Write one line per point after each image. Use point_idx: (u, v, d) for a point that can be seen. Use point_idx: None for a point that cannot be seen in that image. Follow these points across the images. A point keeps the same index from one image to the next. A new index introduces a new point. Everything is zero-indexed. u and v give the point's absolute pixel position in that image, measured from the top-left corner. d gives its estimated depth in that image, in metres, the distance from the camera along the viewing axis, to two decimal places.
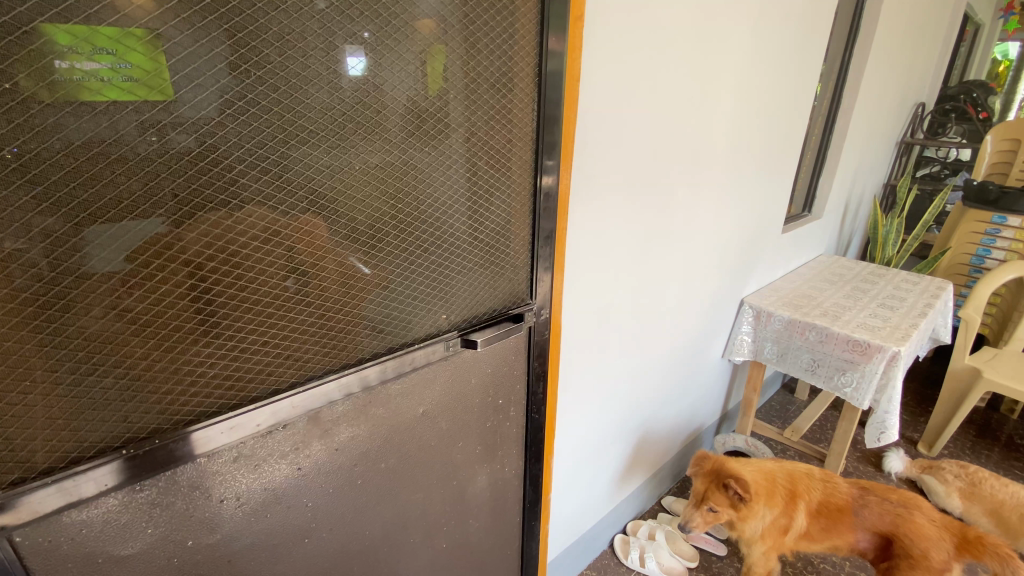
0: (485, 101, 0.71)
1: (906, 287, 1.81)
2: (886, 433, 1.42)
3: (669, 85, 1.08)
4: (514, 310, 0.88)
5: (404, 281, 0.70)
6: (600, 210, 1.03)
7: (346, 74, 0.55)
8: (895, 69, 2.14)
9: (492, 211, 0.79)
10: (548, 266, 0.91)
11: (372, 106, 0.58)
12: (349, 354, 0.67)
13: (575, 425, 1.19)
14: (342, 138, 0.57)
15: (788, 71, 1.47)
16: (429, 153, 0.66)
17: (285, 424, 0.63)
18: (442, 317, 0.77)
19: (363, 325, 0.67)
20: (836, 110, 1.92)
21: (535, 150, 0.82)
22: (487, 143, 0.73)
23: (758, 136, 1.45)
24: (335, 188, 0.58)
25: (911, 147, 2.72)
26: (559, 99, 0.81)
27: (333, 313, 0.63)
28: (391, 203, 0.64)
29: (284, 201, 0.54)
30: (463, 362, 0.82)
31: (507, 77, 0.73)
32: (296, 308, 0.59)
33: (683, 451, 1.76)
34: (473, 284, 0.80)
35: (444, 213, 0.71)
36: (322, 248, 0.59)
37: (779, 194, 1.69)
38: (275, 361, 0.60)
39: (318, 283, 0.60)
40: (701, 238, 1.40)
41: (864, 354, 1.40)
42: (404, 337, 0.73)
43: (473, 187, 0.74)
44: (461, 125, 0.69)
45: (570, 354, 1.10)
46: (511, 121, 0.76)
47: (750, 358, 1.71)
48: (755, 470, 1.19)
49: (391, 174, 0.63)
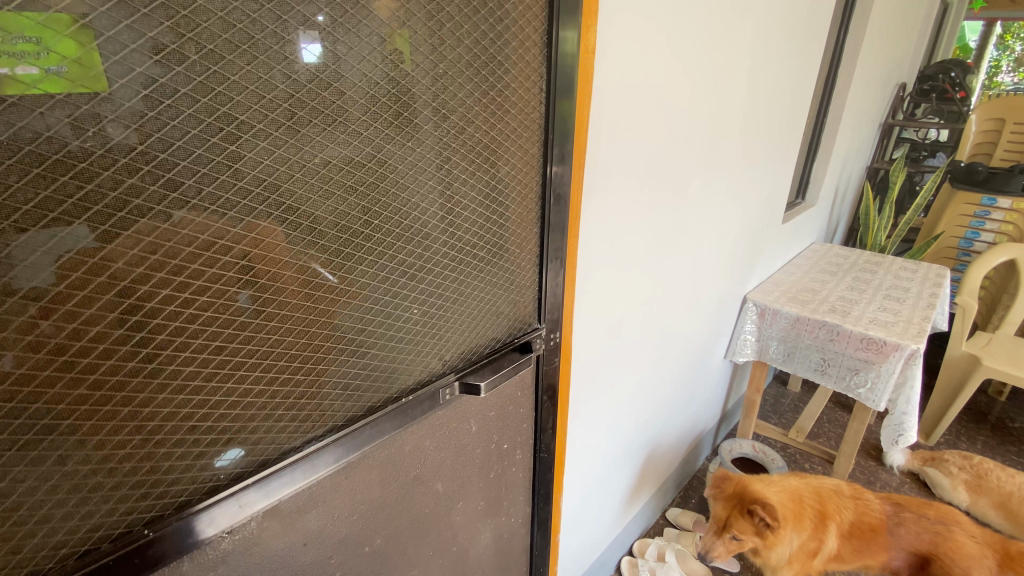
0: (477, 81, 0.55)
1: (906, 275, 1.75)
2: (905, 436, 1.34)
3: (687, 65, 0.94)
4: (521, 338, 0.73)
5: (386, 318, 0.53)
6: (612, 210, 0.89)
7: (297, 53, 0.39)
8: (886, 49, 2.06)
9: (488, 224, 0.63)
10: (558, 284, 0.77)
11: (332, 88, 0.42)
12: (318, 422, 0.51)
13: (583, 451, 1.07)
14: (294, 132, 0.40)
15: (798, 50, 1.36)
16: (411, 152, 0.50)
17: (230, 528, 0.46)
18: (432, 359, 0.61)
19: (336, 380, 0.51)
20: (830, 92, 1.83)
21: (541, 143, 0.67)
22: (480, 134, 0.57)
23: (767, 120, 1.34)
24: (286, 204, 0.41)
25: (891, 129, 2.67)
26: (570, 79, 0.66)
27: (294, 373, 0.46)
28: (366, 218, 0.48)
29: (209, 228, 0.37)
30: (463, 405, 0.68)
31: (508, 48, 0.57)
32: (240, 373, 0.43)
33: (686, 458, 1.66)
34: (469, 315, 0.64)
35: (432, 228, 0.55)
36: (273, 288, 0.42)
37: (782, 183, 1.58)
38: (214, 448, 0.43)
39: (270, 335, 0.43)
40: (711, 234, 1.28)
41: (880, 352, 1.32)
42: (389, 390, 0.57)
43: (466, 193, 0.58)
44: (450, 116, 0.53)
45: (579, 376, 0.96)
46: (512, 105, 0.60)
47: (753, 358, 1.62)
48: (781, 491, 1.05)
49: (364, 180, 0.46)
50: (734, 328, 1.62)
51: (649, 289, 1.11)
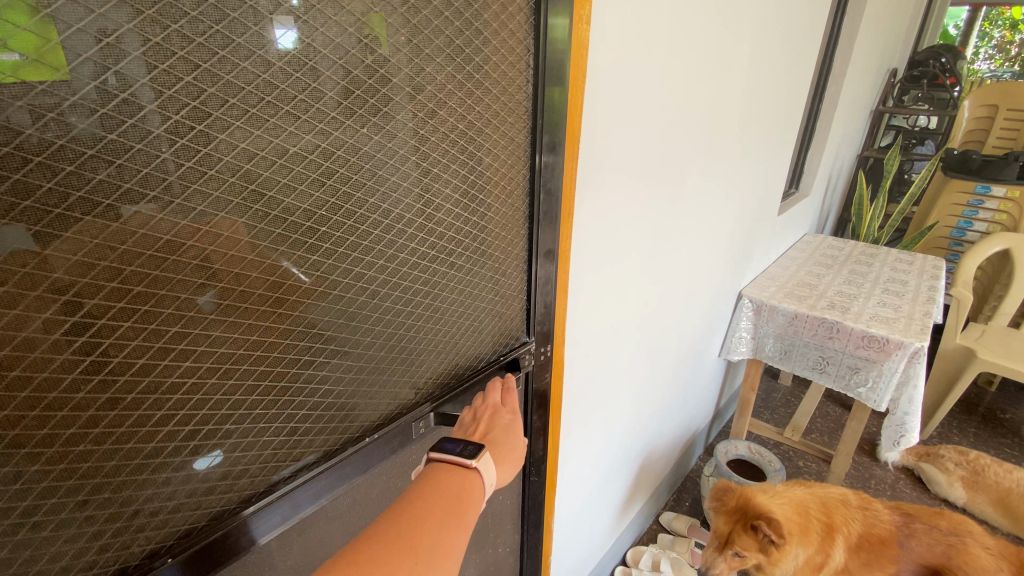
0: (452, 57, 0.46)
1: (902, 268, 1.70)
2: (907, 437, 1.30)
3: (689, 42, 0.85)
4: (508, 354, 0.66)
5: (344, 346, 0.44)
6: (607, 204, 0.80)
7: (271, 35, 0.33)
8: (881, 33, 1.99)
9: (467, 231, 0.54)
10: (548, 292, 0.69)
11: (256, 60, 0.33)
12: (276, 464, 0.43)
13: (576, 468, 1.00)
14: (202, 115, 0.31)
15: (799, 30, 1.27)
16: (371, 141, 0.41)
17: (236, 556, 0.43)
18: (403, 388, 0.53)
19: (280, 425, 0.42)
20: (826, 77, 1.76)
21: (527, 131, 0.58)
22: (458, 121, 0.48)
23: (767, 104, 1.26)
24: (195, 210, 0.32)
25: (881, 116, 2.61)
26: (564, 59, 0.56)
27: (222, 422, 0.38)
28: (312, 225, 0.39)
29: (80, 248, 0.29)
30: (439, 430, 0.60)
31: (486, 12, 0.47)
32: (148, 428, 0.34)
33: (680, 460, 1.60)
34: (448, 336, 0.56)
35: (400, 235, 0.46)
36: (186, 319, 0.34)
37: (778, 173, 1.51)
38: (113, 528, 0.35)
39: (188, 378, 0.35)
40: (707, 229, 1.21)
41: (882, 351, 1.26)
42: (349, 430, 0.48)
43: (438, 197, 0.49)
44: (417, 98, 0.44)
45: (571, 388, 0.89)
46: (494, 84, 0.51)
47: (749, 355, 1.56)
48: (785, 502, 0.98)
49: (305, 177, 0.37)
50: (729, 324, 1.56)
51: (645, 290, 1.04)
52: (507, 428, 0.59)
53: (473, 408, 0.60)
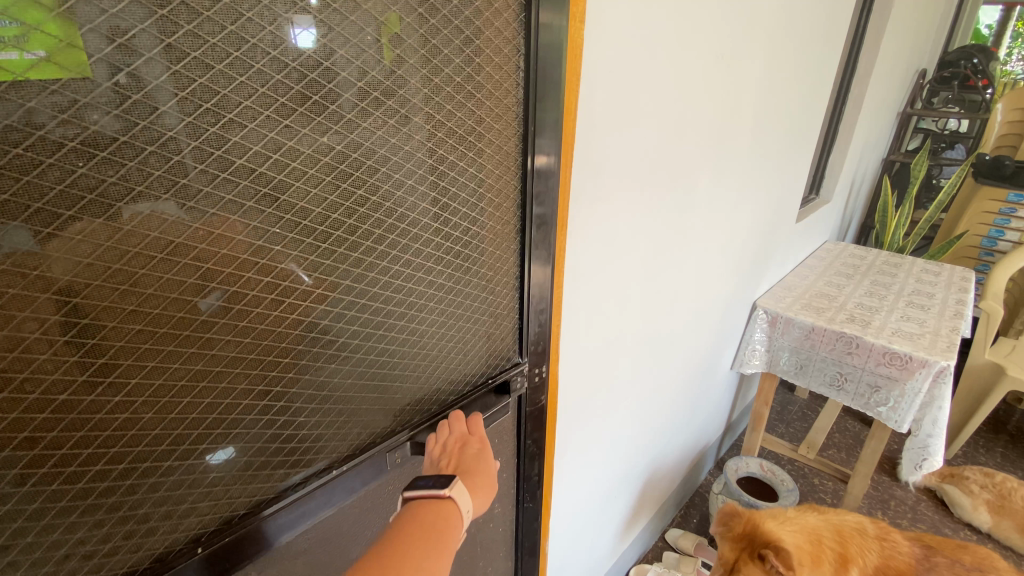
0: (433, 61, 0.43)
1: (928, 280, 1.62)
2: (929, 460, 1.22)
3: (697, 44, 0.81)
4: (497, 378, 0.62)
5: (307, 373, 0.41)
6: (606, 214, 0.76)
7: (286, 32, 0.33)
8: (908, 32, 1.91)
9: (449, 245, 0.51)
10: (541, 311, 0.65)
11: (191, 61, 0.30)
12: (281, 465, 0.43)
13: (575, 485, 0.96)
14: (126, 125, 0.28)
15: (820, 30, 1.22)
16: (333, 151, 0.37)
17: (257, 554, 0.43)
18: (382, 414, 0.50)
19: (234, 458, 0.39)
20: (850, 77, 1.69)
21: (518, 137, 0.54)
22: (436, 131, 0.45)
23: (784, 107, 1.20)
24: (113, 230, 0.29)
25: (908, 119, 2.51)
26: (558, 61, 0.53)
27: (197, 443, 0.36)
28: (265, 243, 0.36)
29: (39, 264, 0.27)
30: (416, 459, 0.57)
31: (470, 12, 0.44)
32: (146, 437, 0.34)
33: (688, 476, 1.55)
34: (428, 358, 0.53)
35: (370, 252, 0.43)
36: (137, 333, 0.31)
37: (796, 178, 1.45)
38: (103, 533, 0.34)
39: (120, 414, 0.32)
40: (718, 239, 1.16)
41: (903, 369, 1.19)
42: (324, 455, 0.46)
43: (414, 211, 0.45)
44: (387, 103, 0.40)
45: (567, 406, 0.85)
46: (480, 89, 0.48)
47: (762, 369, 1.50)
48: (797, 531, 0.93)
49: (254, 192, 0.34)
50: (742, 335, 1.50)
51: (650, 302, 1.00)
52: (477, 457, 0.55)
53: (443, 432, 0.56)
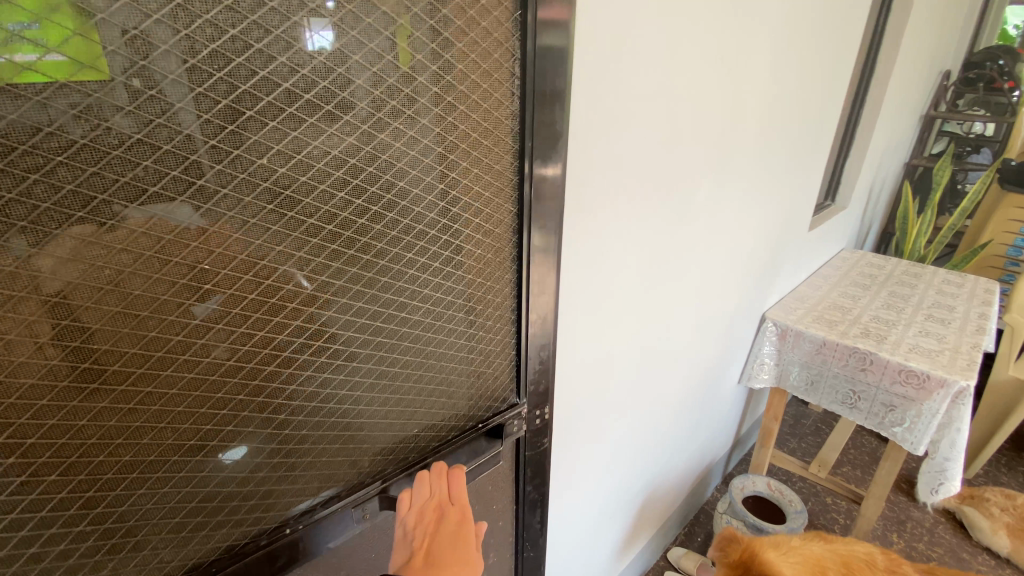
0: (409, 71, 0.41)
1: (949, 291, 1.55)
2: (946, 485, 1.16)
3: (700, 50, 0.77)
4: (491, 423, 0.62)
5: (236, 432, 0.39)
6: (602, 224, 0.73)
7: (302, 37, 0.34)
8: (931, 32, 1.83)
9: (415, 287, 0.48)
10: (543, 346, 0.66)
11: (84, 73, 0.27)
12: (273, 471, 0.43)
13: (573, 498, 0.94)
14: (9, 148, 0.26)
15: (833, 31, 1.17)
16: (274, 175, 0.35)
17: (307, 558, 0.48)
18: (373, 448, 0.51)
19: (172, 509, 0.38)
20: (868, 78, 1.62)
21: (513, 154, 0.53)
22: (405, 145, 0.42)
23: (796, 111, 1.16)
24: (91, 237, 0.30)
25: (930, 122, 2.42)
26: (553, 63, 0.50)
27: (188, 439, 0.37)
28: (189, 281, 0.34)
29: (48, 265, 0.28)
30: (385, 515, 0.55)
31: (445, 13, 0.41)
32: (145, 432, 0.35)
33: (693, 493, 1.49)
34: (401, 401, 0.52)
35: (326, 287, 0.40)
36: (116, 346, 0.32)
37: (809, 186, 1.39)
38: (74, 531, 0.34)
39: (35, 458, 0.31)
40: (726, 249, 1.13)
41: (921, 388, 1.13)
42: (289, 505, 0.46)
43: (380, 240, 0.43)
44: (343, 118, 0.37)
45: (565, 412, 0.83)
46: (461, 100, 0.45)
47: (771, 383, 1.44)
48: (799, 564, 0.88)
49: (172, 225, 0.32)
50: (750, 348, 1.44)
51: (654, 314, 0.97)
52: (454, 538, 0.55)
53: (422, 492, 0.55)
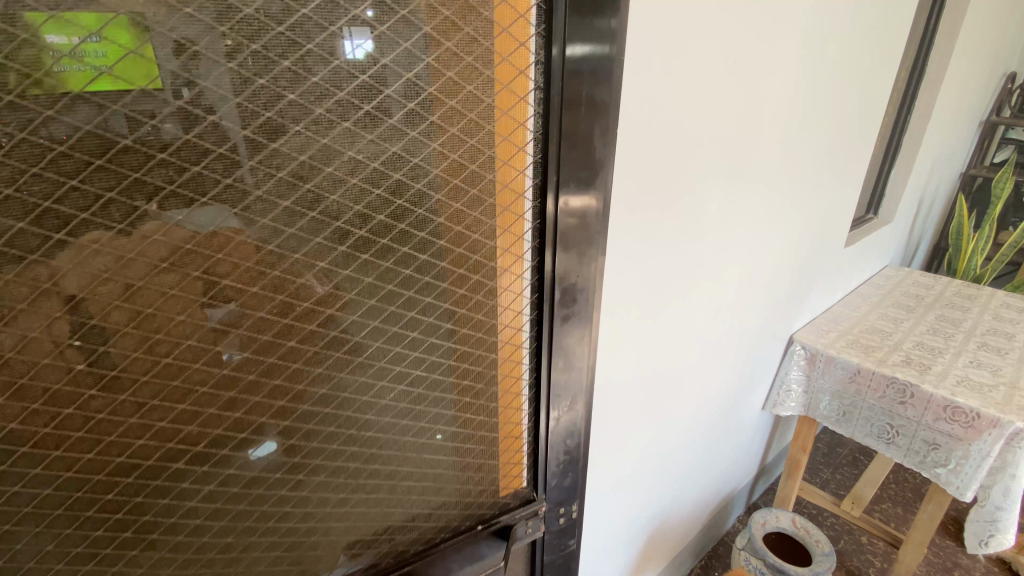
0: (361, 81, 0.37)
1: (1009, 317, 1.39)
2: (998, 538, 1.02)
3: (730, 57, 0.73)
4: (495, 524, 0.64)
5: (254, 426, 0.41)
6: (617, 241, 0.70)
7: (273, 43, 0.33)
8: (993, 31, 1.68)
9: (380, 362, 0.46)
10: (567, 435, 0.67)
11: None
12: (281, 484, 0.45)
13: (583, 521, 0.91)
14: None
15: (880, 33, 1.09)
16: (168, 224, 0.33)
17: None
18: (329, 552, 0.53)
19: (196, 491, 0.41)
20: (918, 81, 1.49)
21: (537, 168, 0.50)
22: (356, 169, 0.38)
23: (835, 119, 1.08)
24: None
25: (994, 128, 2.22)
26: (587, 65, 0.49)
27: (198, 437, 0.39)
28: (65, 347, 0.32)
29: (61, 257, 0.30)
30: None
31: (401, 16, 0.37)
32: (153, 431, 0.37)
33: (713, 520, 1.40)
34: (411, 423, 0.52)
35: (303, 323, 0.40)
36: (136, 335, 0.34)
37: (846, 198, 1.28)
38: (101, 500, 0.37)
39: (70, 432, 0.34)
40: (755, 267, 1.07)
41: (969, 427, 1.01)
42: (305, 496, 0.47)
43: (336, 295, 0.41)
44: (271, 144, 0.35)
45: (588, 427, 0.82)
46: (445, 118, 0.42)
47: (798, 412, 1.33)
48: None
49: (23, 291, 0.30)
50: (775, 372, 1.33)
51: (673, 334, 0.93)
52: None
53: None
